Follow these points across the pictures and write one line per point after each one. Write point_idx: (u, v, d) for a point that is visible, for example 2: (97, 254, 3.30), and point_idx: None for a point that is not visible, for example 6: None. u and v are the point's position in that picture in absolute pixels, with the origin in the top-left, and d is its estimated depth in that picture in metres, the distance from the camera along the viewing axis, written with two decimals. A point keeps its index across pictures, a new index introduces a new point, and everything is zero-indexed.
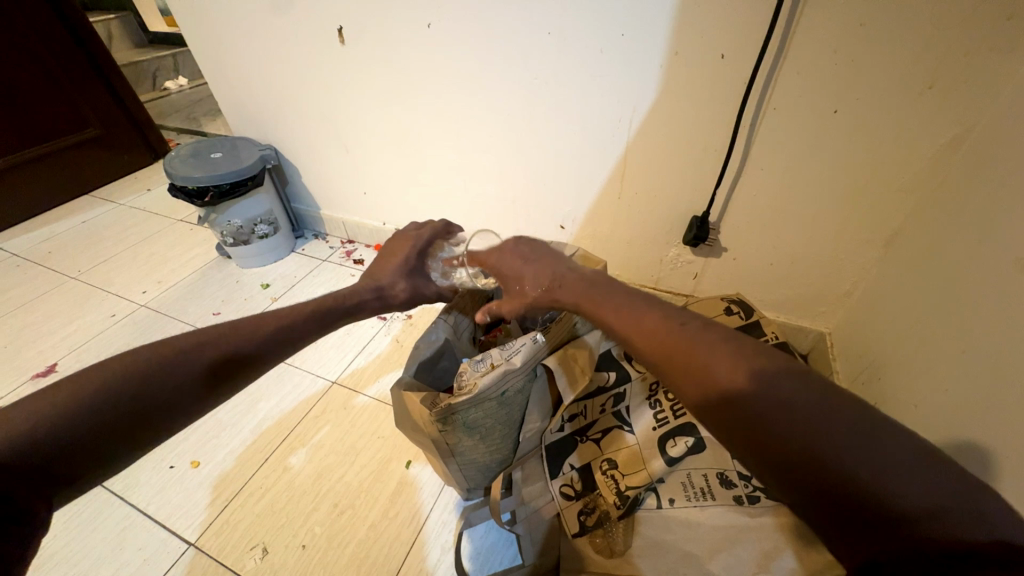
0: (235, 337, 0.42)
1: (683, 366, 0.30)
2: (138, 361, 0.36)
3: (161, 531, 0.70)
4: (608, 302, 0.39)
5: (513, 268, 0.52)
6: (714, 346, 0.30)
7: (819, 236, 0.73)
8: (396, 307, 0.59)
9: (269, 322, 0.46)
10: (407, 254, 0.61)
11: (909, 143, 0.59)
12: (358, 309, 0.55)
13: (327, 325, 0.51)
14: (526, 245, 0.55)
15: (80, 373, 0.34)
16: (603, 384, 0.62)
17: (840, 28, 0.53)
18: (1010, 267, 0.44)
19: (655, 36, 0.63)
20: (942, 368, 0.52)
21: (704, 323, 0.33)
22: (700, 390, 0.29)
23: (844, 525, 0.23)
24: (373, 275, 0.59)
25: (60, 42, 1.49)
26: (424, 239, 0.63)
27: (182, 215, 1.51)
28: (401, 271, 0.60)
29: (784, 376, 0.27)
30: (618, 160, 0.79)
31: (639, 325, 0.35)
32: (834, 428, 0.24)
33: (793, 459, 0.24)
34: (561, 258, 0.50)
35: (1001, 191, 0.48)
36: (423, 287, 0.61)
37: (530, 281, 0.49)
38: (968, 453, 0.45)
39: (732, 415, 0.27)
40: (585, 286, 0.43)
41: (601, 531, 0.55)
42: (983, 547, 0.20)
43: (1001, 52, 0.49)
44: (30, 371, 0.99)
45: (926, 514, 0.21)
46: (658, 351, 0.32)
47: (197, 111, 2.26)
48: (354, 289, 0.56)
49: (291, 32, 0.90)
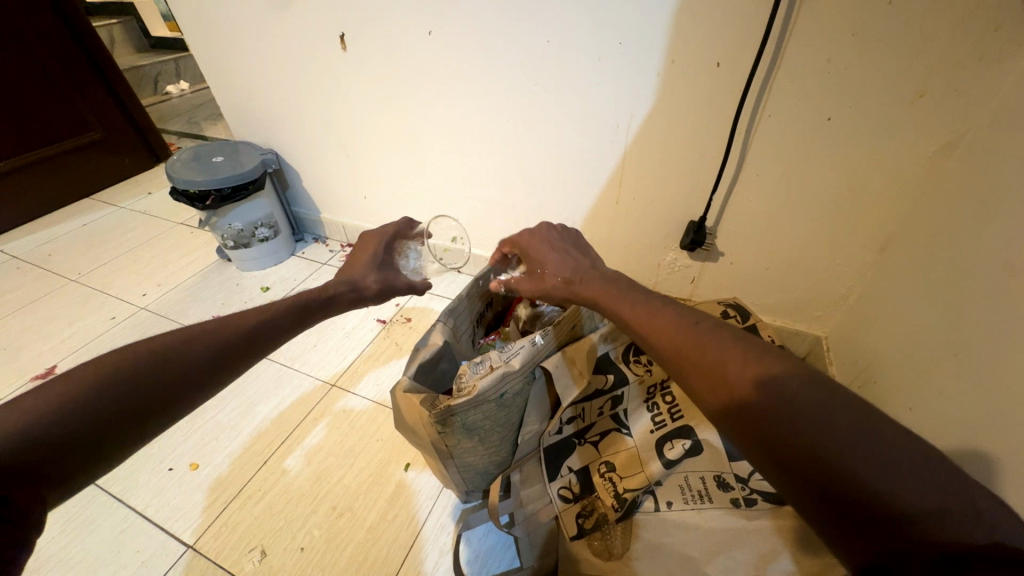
0: (220, 333, 0.43)
1: (694, 367, 0.31)
2: (123, 359, 0.36)
3: (158, 534, 0.70)
4: (627, 296, 0.40)
5: (539, 252, 0.51)
6: (724, 346, 0.31)
7: (815, 241, 0.74)
8: (370, 300, 0.60)
9: (250, 317, 0.46)
10: (374, 250, 0.62)
11: (903, 150, 0.60)
12: (334, 302, 0.55)
13: (307, 318, 0.52)
14: (561, 231, 0.53)
15: (69, 373, 0.34)
16: (601, 387, 0.60)
17: (833, 39, 0.54)
18: (1001, 271, 0.45)
19: (652, 45, 0.64)
20: (936, 371, 0.53)
21: (716, 322, 0.33)
22: (710, 392, 0.30)
23: (845, 522, 0.24)
24: (344, 272, 0.60)
25: (63, 46, 1.50)
26: (389, 235, 0.64)
27: (182, 218, 1.51)
28: (371, 265, 0.61)
29: (791, 378, 0.27)
30: (616, 165, 0.80)
31: (652, 322, 0.36)
32: (841, 429, 0.24)
33: (801, 458, 0.25)
34: (591, 254, 0.49)
35: (992, 198, 0.49)
36: (394, 280, 0.62)
37: (554, 268, 0.48)
38: (962, 456, 0.45)
39: (742, 414, 0.28)
40: (606, 283, 0.43)
41: (598, 534, 0.55)
42: (983, 549, 0.20)
43: (989, 62, 0.50)
44: (28, 373, 0.99)
45: (923, 512, 0.21)
46: (671, 348, 0.33)
47: (198, 115, 2.27)
48: (327, 284, 0.57)
49: (294, 38, 0.91)
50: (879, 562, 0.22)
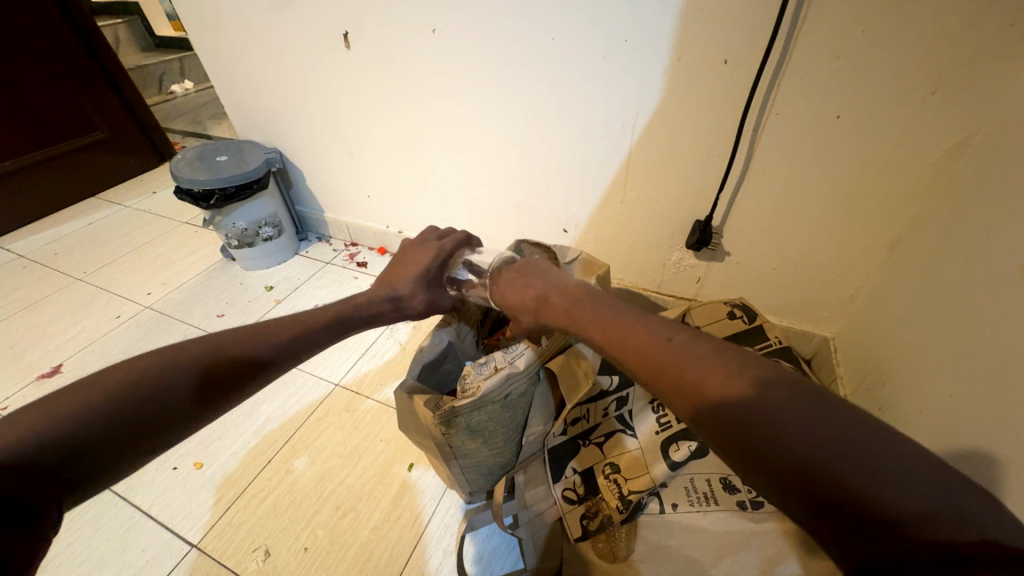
0: (248, 343, 0.42)
1: (675, 382, 0.30)
2: (154, 364, 0.36)
3: (163, 532, 0.70)
4: (590, 316, 0.40)
5: (503, 292, 0.55)
6: (703, 359, 0.29)
7: (823, 240, 0.73)
8: (411, 317, 0.58)
9: (281, 329, 0.46)
10: (428, 265, 0.59)
11: (911, 148, 0.59)
12: (375, 319, 0.54)
13: (341, 333, 0.51)
14: (515, 263, 0.57)
15: (101, 377, 0.34)
16: (604, 388, 0.63)
17: (842, 34, 0.53)
18: (1014, 272, 0.44)
19: (659, 41, 0.63)
20: (945, 374, 0.52)
21: (693, 333, 0.32)
22: (694, 406, 0.29)
23: (835, 529, 0.23)
24: (390, 283, 0.58)
25: (69, 46, 1.51)
26: (446, 250, 0.61)
27: (187, 217, 1.52)
28: (421, 282, 0.58)
29: (775, 386, 0.26)
30: (621, 164, 0.79)
31: (629, 340, 0.34)
32: (826, 439, 0.23)
33: (789, 469, 0.24)
34: (545, 273, 0.51)
35: (1007, 195, 0.48)
36: (440, 299, 0.60)
37: (521, 303, 0.51)
38: (972, 460, 0.45)
39: (727, 426, 0.27)
40: (567, 302, 0.44)
41: (603, 535, 0.55)
42: (975, 548, 0.20)
43: (1002, 58, 0.49)
44: (34, 372, 1.00)
45: (920, 517, 0.21)
46: (647, 363, 0.32)
47: (203, 115, 2.28)
48: (372, 298, 0.55)
49: (298, 36, 0.91)
50: (868, 565, 0.22)
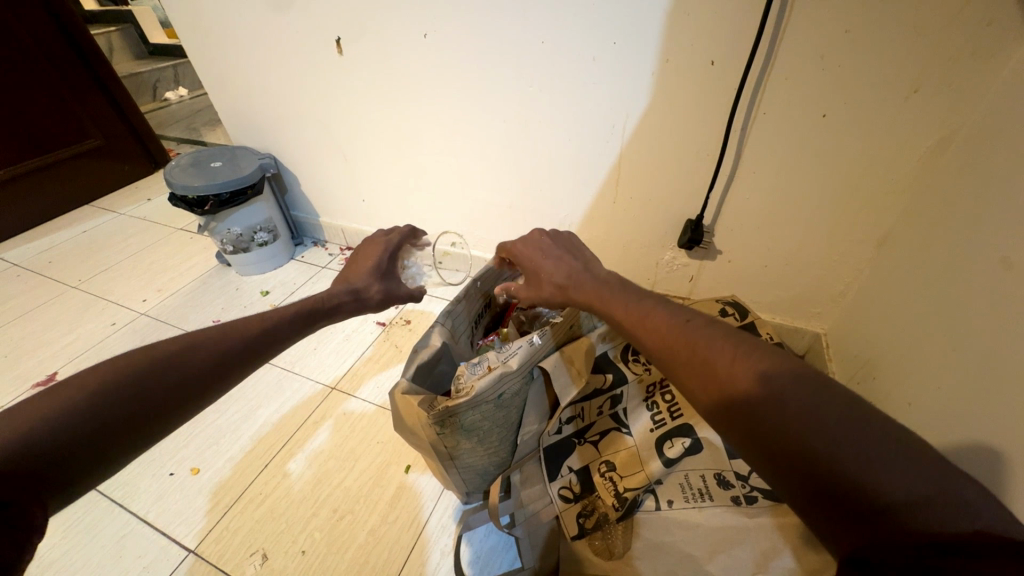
0: (224, 339, 0.43)
1: (687, 364, 0.31)
2: (132, 365, 0.36)
3: (159, 538, 0.70)
4: (619, 298, 0.41)
5: (532, 259, 0.52)
6: (714, 343, 0.31)
7: (813, 238, 0.74)
8: (371, 310, 0.60)
9: (254, 324, 0.46)
10: (379, 258, 0.63)
11: (899, 145, 0.60)
12: (336, 312, 0.56)
13: (308, 326, 0.52)
14: (551, 234, 0.54)
15: (76, 378, 0.34)
16: (600, 386, 0.61)
17: (827, 36, 0.54)
18: (998, 266, 0.45)
19: (646, 42, 0.64)
20: (934, 366, 0.53)
21: (707, 320, 0.33)
22: (703, 388, 0.30)
23: (834, 513, 0.23)
24: (346, 280, 0.60)
25: (63, 55, 1.52)
26: (394, 244, 0.66)
27: (182, 224, 1.52)
28: (375, 274, 0.61)
29: (782, 373, 0.27)
30: (612, 165, 0.80)
31: (646, 322, 0.36)
32: (825, 422, 0.24)
33: (792, 456, 0.25)
34: (584, 256, 0.50)
35: (992, 190, 0.48)
36: (396, 289, 0.63)
37: (550, 275, 0.49)
38: (961, 451, 0.45)
39: (733, 410, 0.28)
40: (598, 285, 0.44)
41: (600, 533, 0.56)
42: (964, 537, 0.20)
43: (982, 56, 0.50)
44: (29, 380, 0.99)
45: (910, 503, 0.21)
46: (662, 345, 0.34)
47: (198, 121, 2.29)
48: (330, 293, 0.57)
49: (290, 43, 0.91)
50: (864, 559, 0.22)
